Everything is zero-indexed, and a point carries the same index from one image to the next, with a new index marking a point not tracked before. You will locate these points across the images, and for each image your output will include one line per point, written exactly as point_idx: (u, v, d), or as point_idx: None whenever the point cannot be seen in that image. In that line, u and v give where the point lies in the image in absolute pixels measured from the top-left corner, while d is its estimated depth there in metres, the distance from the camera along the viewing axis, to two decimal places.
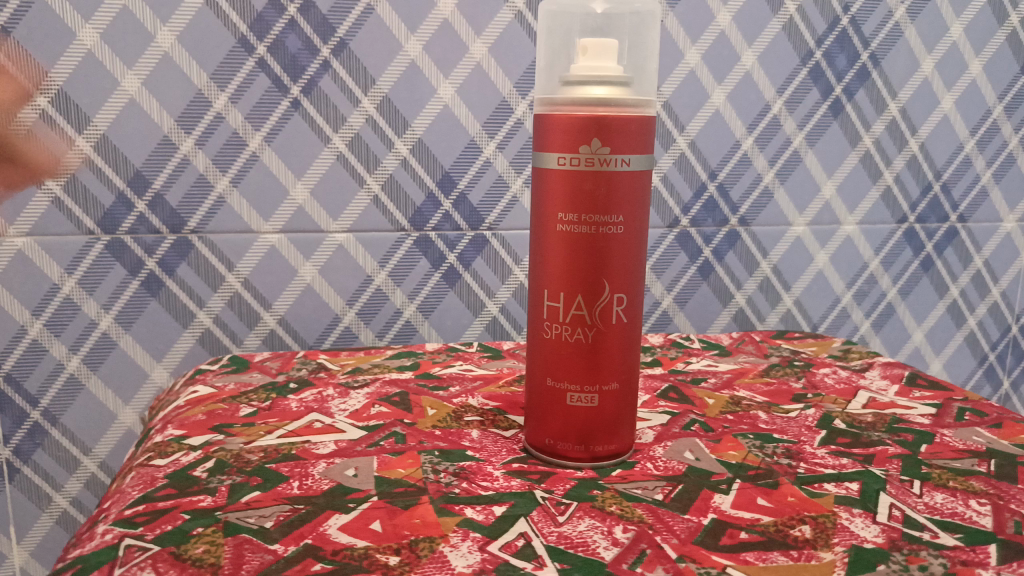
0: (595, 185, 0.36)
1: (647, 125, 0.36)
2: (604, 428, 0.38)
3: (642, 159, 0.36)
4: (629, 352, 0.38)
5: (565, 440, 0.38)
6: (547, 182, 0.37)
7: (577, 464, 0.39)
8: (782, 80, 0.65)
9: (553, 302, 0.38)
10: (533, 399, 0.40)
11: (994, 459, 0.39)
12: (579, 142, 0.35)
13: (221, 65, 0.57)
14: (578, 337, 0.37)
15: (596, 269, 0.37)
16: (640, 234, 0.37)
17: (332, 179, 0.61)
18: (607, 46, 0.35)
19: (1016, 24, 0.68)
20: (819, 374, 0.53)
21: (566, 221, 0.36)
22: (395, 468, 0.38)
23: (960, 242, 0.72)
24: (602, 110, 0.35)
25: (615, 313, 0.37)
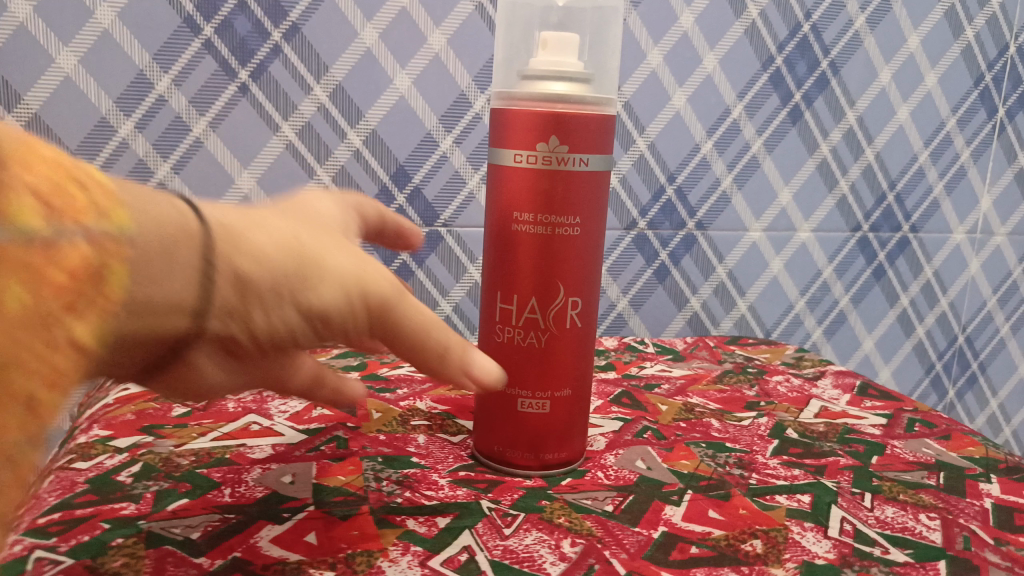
0: (552, 185, 0.34)
1: (608, 125, 0.35)
2: (555, 436, 0.37)
3: (601, 159, 0.35)
4: (583, 357, 0.37)
5: (514, 447, 0.37)
6: (503, 179, 0.35)
7: (526, 473, 0.37)
8: (743, 84, 0.65)
9: (506, 304, 0.36)
10: (482, 404, 0.38)
11: (943, 472, 0.39)
12: (537, 139, 0.34)
13: (164, 45, 0.54)
14: (531, 342, 0.36)
15: (550, 272, 0.35)
16: (597, 236, 0.36)
17: (281, 168, 0.59)
18: (568, 41, 0.34)
19: (972, 38, 0.69)
20: (771, 382, 0.53)
21: (521, 221, 0.35)
22: (335, 475, 0.36)
23: (911, 252, 0.73)
24: (562, 108, 0.34)
25: (570, 317, 0.36)
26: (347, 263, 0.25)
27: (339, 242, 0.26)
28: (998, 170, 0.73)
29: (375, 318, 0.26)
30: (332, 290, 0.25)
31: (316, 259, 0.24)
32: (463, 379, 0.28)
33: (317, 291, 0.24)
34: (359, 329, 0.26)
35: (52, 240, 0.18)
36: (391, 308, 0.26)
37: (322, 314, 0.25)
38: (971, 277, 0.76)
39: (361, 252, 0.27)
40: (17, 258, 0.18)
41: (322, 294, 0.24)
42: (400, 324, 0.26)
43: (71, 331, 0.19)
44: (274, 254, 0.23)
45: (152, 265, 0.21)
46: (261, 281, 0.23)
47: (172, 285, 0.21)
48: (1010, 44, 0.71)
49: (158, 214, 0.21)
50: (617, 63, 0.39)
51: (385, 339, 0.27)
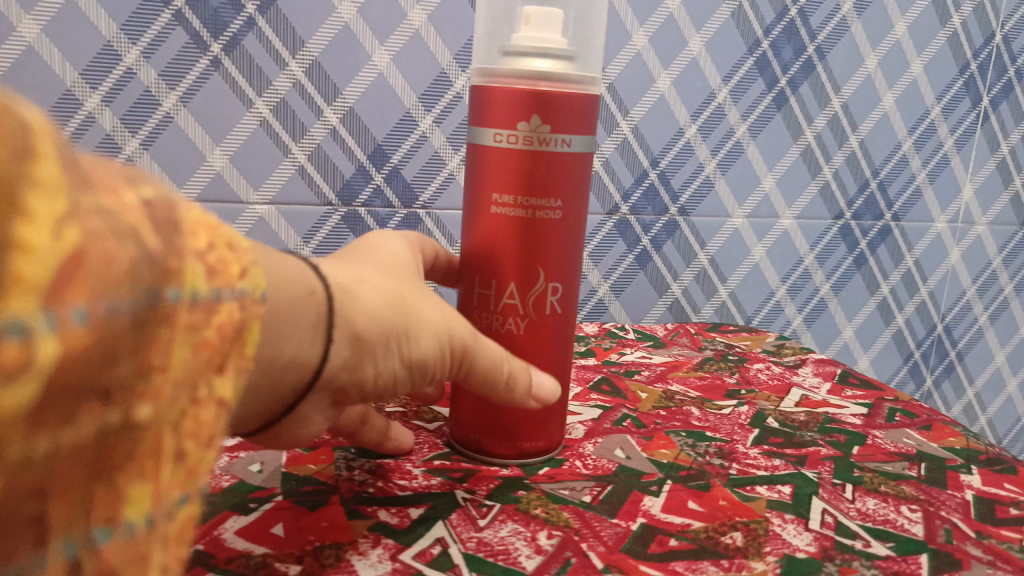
0: (534, 166, 0.33)
1: (592, 103, 0.34)
2: (532, 424, 0.36)
3: (584, 140, 0.34)
4: (563, 344, 0.36)
5: (491, 436, 0.36)
6: (482, 159, 0.34)
7: (503, 462, 0.36)
8: (729, 68, 0.64)
9: (484, 288, 0.35)
10: (457, 392, 0.37)
11: (924, 463, 0.38)
12: (518, 119, 0.33)
13: (132, 16, 0.52)
14: (511, 327, 0.35)
15: (531, 256, 0.34)
16: (579, 219, 0.35)
17: (254, 145, 0.57)
18: (552, 16, 0.33)
19: (959, 25, 0.69)
20: (752, 370, 0.52)
21: (501, 203, 0.34)
22: (305, 463, 0.35)
23: (893, 240, 0.73)
24: (544, 86, 0.33)
25: (550, 303, 0.35)
26: (432, 313, 0.30)
27: (421, 291, 0.31)
28: (980, 159, 0.73)
29: (454, 356, 0.31)
30: (424, 338, 0.29)
31: (406, 306, 0.29)
32: (520, 395, 0.33)
33: (408, 335, 0.29)
34: (438, 367, 0.31)
35: (209, 302, 0.19)
36: (467, 346, 0.31)
37: (415, 358, 0.29)
38: (951, 265, 0.76)
39: (438, 300, 0.31)
40: (185, 320, 0.18)
41: (411, 337, 0.29)
42: (470, 357, 0.31)
43: (215, 387, 0.20)
44: (376, 306, 0.28)
45: (284, 324, 0.24)
46: (371, 333, 0.27)
47: (298, 339, 0.25)
48: (996, 32, 0.70)
49: (298, 283, 0.25)
50: (602, 40, 0.38)
51: (458, 372, 0.32)
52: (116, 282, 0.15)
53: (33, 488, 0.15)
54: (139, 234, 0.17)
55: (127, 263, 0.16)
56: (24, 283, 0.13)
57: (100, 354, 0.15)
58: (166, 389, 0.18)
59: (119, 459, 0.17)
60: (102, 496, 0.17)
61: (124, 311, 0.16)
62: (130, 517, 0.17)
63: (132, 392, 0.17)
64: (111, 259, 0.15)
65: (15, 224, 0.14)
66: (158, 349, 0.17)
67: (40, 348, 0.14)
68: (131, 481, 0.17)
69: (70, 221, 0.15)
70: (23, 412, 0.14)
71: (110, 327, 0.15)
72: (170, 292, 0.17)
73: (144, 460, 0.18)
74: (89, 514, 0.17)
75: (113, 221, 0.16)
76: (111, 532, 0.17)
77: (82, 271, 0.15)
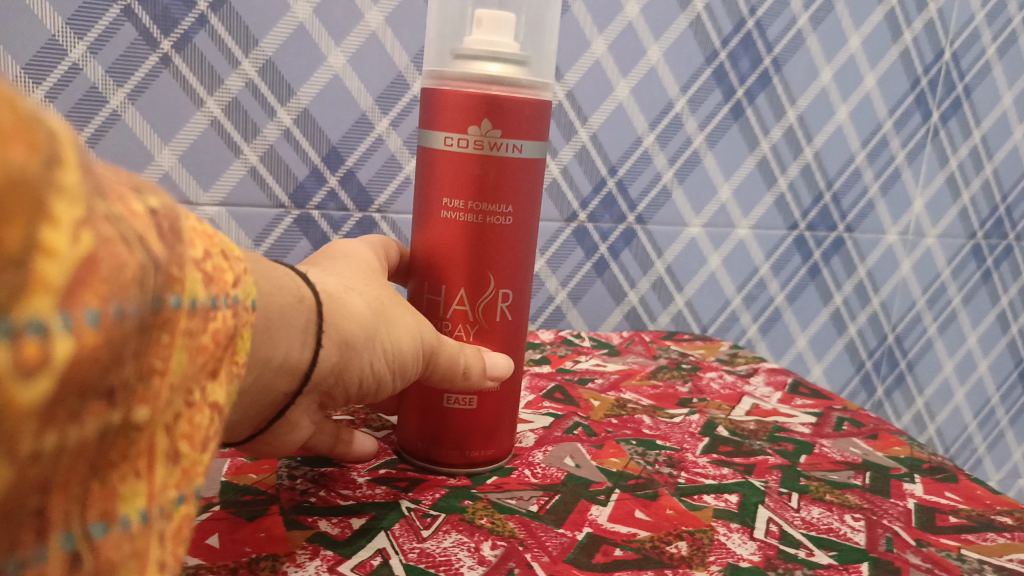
0: (485, 171, 0.33)
1: (543, 110, 0.34)
2: (481, 433, 0.35)
3: (535, 147, 0.34)
4: (514, 352, 0.36)
5: (440, 445, 0.35)
6: (432, 163, 0.34)
7: (450, 471, 0.36)
8: (687, 78, 0.65)
9: (434, 295, 0.35)
10: (405, 402, 0.36)
11: (869, 472, 0.38)
12: (469, 122, 0.32)
13: (78, 10, 0.50)
14: (459, 335, 0.35)
15: (481, 262, 0.34)
16: (530, 225, 0.35)
17: (205, 146, 0.55)
18: (503, 20, 0.33)
19: (909, 41, 0.70)
20: (705, 378, 0.52)
21: (451, 208, 0.33)
22: (247, 473, 0.34)
23: (846, 251, 0.74)
24: (496, 90, 0.32)
25: (500, 310, 0.35)
26: (410, 318, 0.31)
27: (397, 296, 0.32)
28: (931, 172, 0.75)
29: (424, 354, 0.32)
30: (400, 337, 0.30)
31: (387, 313, 0.30)
32: (475, 379, 0.34)
33: (390, 337, 0.30)
34: (411, 368, 0.32)
35: (207, 308, 0.19)
36: (432, 343, 0.32)
37: (396, 354, 0.30)
38: (902, 277, 0.77)
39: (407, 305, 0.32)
40: (185, 326, 0.17)
41: (393, 338, 0.30)
42: (437, 354, 0.32)
43: (209, 392, 0.20)
44: (358, 310, 0.29)
45: (275, 328, 0.25)
46: (357, 337, 0.28)
47: (289, 343, 0.26)
48: (946, 49, 0.72)
49: (288, 290, 0.26)
50: (555, 47, 0.38)
51: (423, 368, 0.32)
52: (126, 286, 0.14)
53: (38, 481, 0.13)
54: (145, 242, 0.15)
55: (135, 268, 0.14)
56: (44, 283, 0.12)
57: (110, 355, 0.14)
58: (162, 393, 0.17)
59: (116, 458, 0.16)
60: (96, 494, 0.15)
61: (131, 315, 0.14)
62: (125, 513, 0.16)
63: (132, 395, 0.15)
64: (121, 264, 0.14)
65: (41, 226, 0.12)
66: (159, 354, 0.16)
67: (57, 346, 0.12)
68: (124, 480, 0.16)
69: (87, 223, 0.13)
70: (34, 414, 0.12)
71: (120, 331, 0.14)
72: (173, 298, 0.16)
73: (139, 459, 0.16)
74: (86, 509, 0.15)
75: (122, 227, 0.14)
76: (108, 528, 0.15)
77: (97, 274, 0.13)
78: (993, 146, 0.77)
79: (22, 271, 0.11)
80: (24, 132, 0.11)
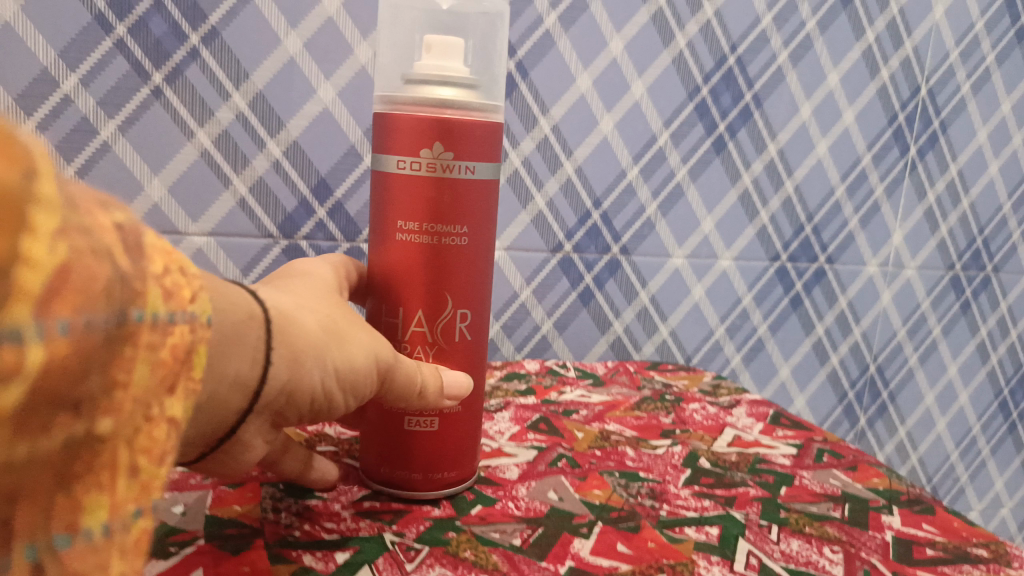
0: (438, 193, 0.34)
1: (495, 132, 0.35)
2: (446, 453, 0.36)
3: (487, 168, 0.35)
4: (474, 371, 0.37)
5: (403, 467, 0.36)
6: (387, 187, 0.34)
7: (411, 493, 0.36)
8: (670, 112, 0.66)
9: (392, 317, 0.35)
10: (366, 422, 0.36)
11: (848, 504, 0.39)
12: (420, 145, 0.33)
13: (71, 43, 0.51)
14: (418, 356, 0.35)
15: (438, 283, 0.35)
16: (486, 244, 0.36)
17: (194, 177, 0.56)
18: (451, 45, 0.33)
19: (887, 78, 0.72)
20: (687, 410, 0.53)
21: (406, 230, 0.34)
22: (230, 505, 0.34)
23: (827, 282, 0.75)
24: (449, 113, 0.33)
25: (458, 329, 0.35)
26: (363, 336, 0.31)
27: (351, 315, 0.32)
28: (909, 206, 0.76)
29: (380, 372, 0.32)
30: (353, 355, 0.31)
31: (340, 332, 0.30)
32: (432, 399, 0.34)
33: (343, 356, 0.30)
34: (367, 386, 0.32)
35: (165, 324, 0.18)
36: (387, 361, 0.32)
37: (350, 372, 0.30)
38: (883, 307, 0.78)
39: (362, 322, 0.32)
40: (147, 339, 0.17)
41: (348, 357, 0.30)
42: (394, 373, 0.33)
43: (167, 407, 0.19)
44: (311, 329, 0.29)
45: (226, 344, 0.24)
46: (309, 354, 0.29)
47: (240, 360, 0.25)
48: (922, 86, 0.74)
49: (238, 306, 0.25)
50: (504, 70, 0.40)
51: (380, 385, 0.33)
52: (95, 298, 0.15)
53: (5, 493, 0.15)
54: (113, 256, 0.16)
55: (106, 281, 0.16)
56: (25, 294, 0.13)
57: (78, 365, 0.15)
58: (127, 406, 0.17)
59: (82, 470, 0.16)
60: (62, 506, 0.16)
61: (99, 326, 0.15)
62: (89, 525, 0.17)
63: (97, 405, 0.16)
64: (92, 276, 0.15)
65: (22, 238, 0.13)
66: (122, 366, 0.17)
67: (30, 354, 0.14)
68: (88, 491, 0.17)
69: (63, 236, 0.14)
70: (11, 417, 0.14)
71: (88, 340, 0.15)
72: (137, 312, 0.17)
73: (102, 472, 0.17)
74: (50, 518, 0.16)
75: (93, 240, 0.15)
76: (71, 540, 0.16)
77: (69, 286, 0.14)
78: (969, 180, 0.78)
79: (6, 280, 0.13)
80: (7, 157, 0.13)
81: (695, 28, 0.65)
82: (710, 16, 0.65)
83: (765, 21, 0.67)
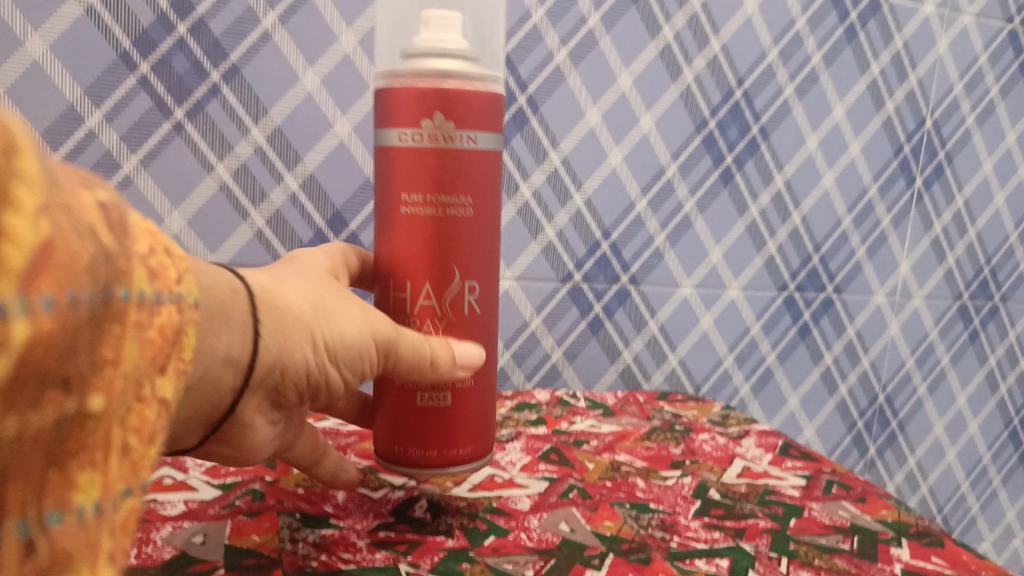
0: (441, 163, 0.35)
1: (495, 102, 0.36)
2: (458, 428, 0.37)
3: (488, 138, 0.36)
4: (484, 343, 0.38)
5: (417, 445, 0.37)
6: (390, 162, 0.36)
7: (428, 471, 0.37)
8: (678, 145, 0.67)
9: (400, 291, 0.36)
10: (381, 401, 0.38)
11: (857, 536, 0.39)
12: (422, 116, 0.34)
13: (97, 80, 0.53)
14: (428, 329, 0.36)
15: (445, 254, 0.36)
16: (490, 215, 0.37)
17: (213, 210, 0.57)
18: (448, 18, 0.35)
19: (892, 110, 0.73)
20: (697, 440, 0.53)
21: (411, 203, 0.35)
22: (249, 535, 0.35)
23: (835, 312, 0.76)
24: (451, 82, 0.34)
25: (467, 302, 0.36)
26: (356, 312, 0.33)
27: (344, 295, 0.34)
28: (916, 237, 0.77)
29: (379, 345, 0.34)
30: (348, 329, 0.32)
31: (329, 309, 0.32)
32: (446, 370, 0.35)
33: (335, 330, 0.32)
34: (366, 360, 0.34)
35: (152, 305, 0.20)
36: (387, 335, 0.34)
37: (347, 345, 0.32)
38: (891, 337, 0.79)
39: (356, 301, 0.34)
40: (134, 317, 0.19)
41: (339, 332, 0.32)
42: (397, 348, 0.34)
43: (158, 387, 0.21)
44: (300, 307, 0.31)
45: (217, 321, 0.27)
46: (297, 329, 0.31)
47: (232, 338, 0.28)
48: (926, 118, 0.75)
49: (224, 285, 0.28)
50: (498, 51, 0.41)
51: (381, 359, 0.34)
52: (80, 275, 0.16)
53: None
54: (95, 233, 0.17)
55: (89, 257, 0.17)
56: (9, 271, 0.14)
57: (65, 340, 0.16)
58: (117, 383, 0.18)
59: (75, 448, 0.17)
60: (54, 483, 0.17)
61: (83, 301, 0.16)
62: (80, 503, 0.17)
63: (87, 382, 0.17)
64: (76, 254, 0.16)
65: (6, 214, 0.14)
66: (110, 344, 0.18)
67: (14, 329, 0.14)
68: (81, 470, 0.17)
69: (47, 214, 0.15)
70: None
71: (73, 316, 0.16)
72: (122, 290, 0.18)
73: (96, 451, 0.18)
74: (43, 497, 0.16)
75: (74, 219, 0.17)
76: (62, 517, 0.17)
77: (52, 263, 0.15)
78: (976, 211, 0.79)
79: None
80: None
81: (702, 63, 0.66)
82: (717, 51, 0.66)
83: (771, 56, 0.68)
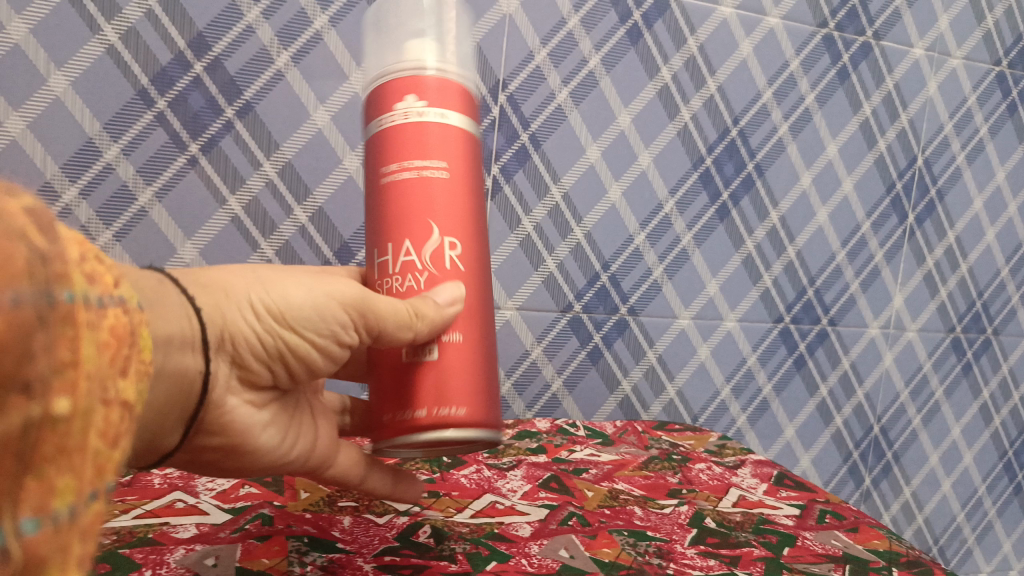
0: (412, 133, 0.32)
1: (468, 94, 0.34)
2: (445, 386, 0.31)
3: (464, 119, 0.33)
4: (476, 307, 0.33)
5: (396, 410, 0.31)
6: (370, 147, 0.34)
7: (411, 436, 0.31)
8: (675, 181, 0.69)
9: (382, 256, 0.33)
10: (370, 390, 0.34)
11: (849, 565, 0.40)
12: (394, 100, 0.33)
13: (115, 116, 0.55)
14: (410, 285, 0.32)
15: (422, 211, 0.32)
16: (469, 178, 0.33)
17: (225, 241, 0.59)
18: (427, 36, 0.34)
19: (884, 148, 0.76)
20: (694, 470, 0.55)
21: (388, 172, 0.33)
22: (259, 557, 0.36)
23: (830, 344, 0.77)
24: (430, 73, 0.33)
25: (449, 259, 0.32)
26: (307, 281, 0.33)
27: (299, 274, 0.34)
28: (908, 271, 0.79)
29: (346, 306, 0.33)
30: (296, 292, 0.33)
31: (271, 280, 0.33)
32: (431, 318, 0.31)
33: (280, 295, 0.32)
34: (336, 321, 0.33)
35: (98, 307, 0.18)
36: (358, 299, 0.32)
37: (299, 305, 0.32)
38: (885, 368, 0.80)
39: (313, 277, 0.34)
40: (84, 318, 0.17)
41: (286, 298, 0.32)
42: (371, 307, 0.32)
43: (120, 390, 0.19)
44: (235, 284, 0.32)
45: (152, 300, 0.27)
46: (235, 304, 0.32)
47: (174, 319, 0.28)
48: (918, 156, 0.77)
49: (149, 277, 0.29)
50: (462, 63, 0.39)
51: (361, 325, 0.33)
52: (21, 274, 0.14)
53: None
54: (28, 235, 0.15)
55: (28, 259, 0.14)
56: None
57: (18, 342, 0.14)
58: (82, 384, 0.16)
59: (50, 453, 0.15)
60: (31, 489, 0.14)
61: (29, 301, 0.14)
62: (57, 507, 0.15)
63: (52, 385, 0.15)
64: (12, 255, 0.14)
65: None
66: (69, 345, 0.16)
67: None
68: (60, 474, 0.15)
69: None
70: None
71: (22, 319, 0.14)
72: (67, 292, 0.16)
73: (72, 454, 0.16)
74: (18, 505, 0.14)
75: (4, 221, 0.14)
76: (39, 524, 0.14)
77: None
78: (967, 246, 0.81)
79: None
80: None
81: (699, 103, 0.69)
82: (713, 91, 0.69)
83: (765, 96, 0.71)
